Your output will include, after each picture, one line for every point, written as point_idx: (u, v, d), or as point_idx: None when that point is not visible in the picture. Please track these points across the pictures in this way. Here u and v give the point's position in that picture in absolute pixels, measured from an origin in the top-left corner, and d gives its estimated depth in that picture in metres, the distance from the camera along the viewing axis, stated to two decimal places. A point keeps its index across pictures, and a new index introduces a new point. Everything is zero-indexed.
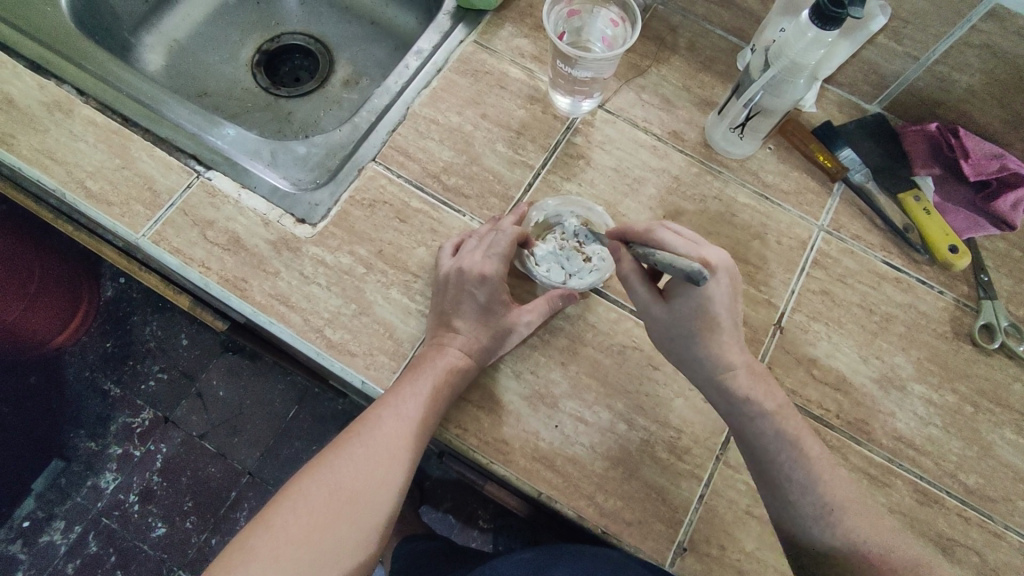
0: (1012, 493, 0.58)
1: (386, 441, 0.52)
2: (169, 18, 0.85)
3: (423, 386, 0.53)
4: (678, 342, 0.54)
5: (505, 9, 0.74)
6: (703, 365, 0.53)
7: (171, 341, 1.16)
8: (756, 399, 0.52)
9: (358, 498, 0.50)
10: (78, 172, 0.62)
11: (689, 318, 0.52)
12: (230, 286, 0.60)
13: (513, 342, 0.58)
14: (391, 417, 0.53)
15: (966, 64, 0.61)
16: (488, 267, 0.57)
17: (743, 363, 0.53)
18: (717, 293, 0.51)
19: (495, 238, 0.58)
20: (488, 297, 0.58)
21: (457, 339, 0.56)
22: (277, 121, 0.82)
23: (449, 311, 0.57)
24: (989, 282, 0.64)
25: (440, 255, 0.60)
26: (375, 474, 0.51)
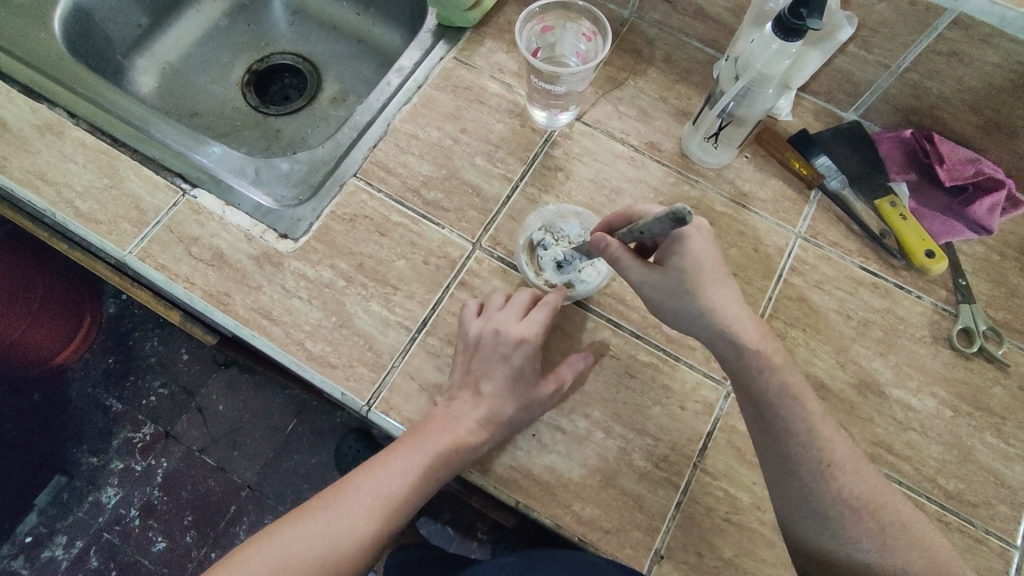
0: (993, 498, 0.58)
1: (356, 515, 0.51)
2: (162, 42, 0.87)
3: (414, 460, 0.53)
4: (682, 304, 0.51)
5: (484, 26, 0.76)
6: (708, 327, 0.51)
7: (171, 356, 1.18)
8: (766, 354, 0.51)
9: (307, 570, 0.48)
10: (68, 193, 0.64)
11: (685, 277, 0.50)
12: (214, 301, 0.61)
13: (540, 411, 0.57)
14: (370, 491, 0.52)
15: (936, 71, 0.62)
16: (525, 331, 0.57)
17: (751, 317, 0.51)
18: (706, 249, 0.50)
19: (535, 309, 0.58)
20: (527, 365, 0.57)
21: (479, 407, 0.55)
22: (266, 139, 0.84)
23: (478, 373, 0.57)
24: (967, 286, 0.65)
25: (465, 313, 0.59)
26: (336, 547, 0.50)
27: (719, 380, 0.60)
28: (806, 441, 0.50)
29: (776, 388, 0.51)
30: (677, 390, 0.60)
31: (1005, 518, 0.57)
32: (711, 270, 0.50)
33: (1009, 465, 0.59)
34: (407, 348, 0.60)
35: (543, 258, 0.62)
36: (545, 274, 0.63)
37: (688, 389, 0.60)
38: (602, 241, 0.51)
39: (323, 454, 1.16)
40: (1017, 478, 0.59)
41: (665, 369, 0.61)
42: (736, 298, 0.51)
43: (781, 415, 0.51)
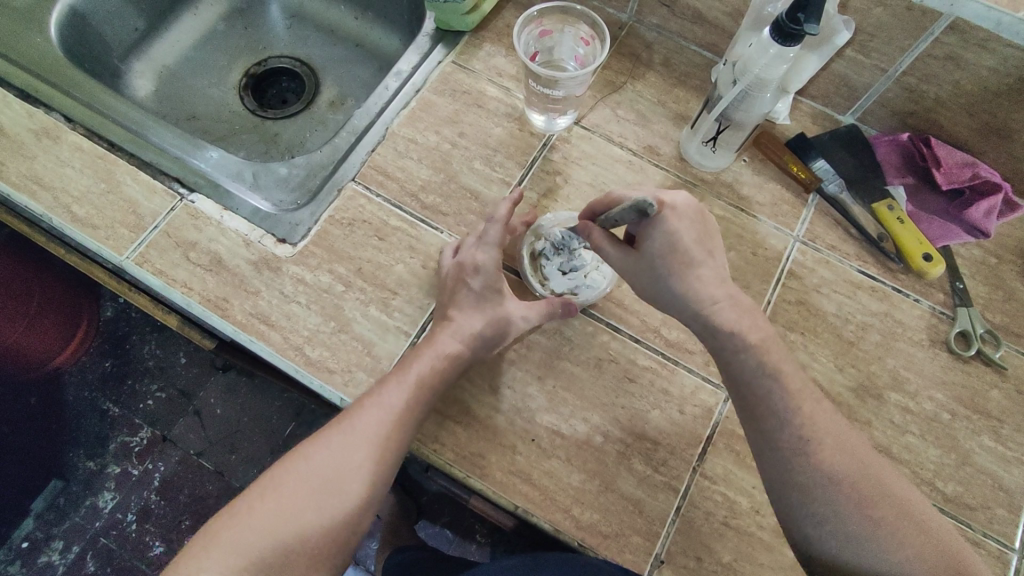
0: (991, 501, 0.58)
1: (363, 432, 0.53)
2: (159, 46, 0.87)
3: (404, 380, 0.54)
4: (661, 284, 0.52)
5: (482, 29, 0.76)
6: (686, 308, 0.51)
7: (169, 360, 1.18)
8: (745, 336, 0.51)
9: (320, 490, 0.51)
10: (65, 198, 0.64)
11: (661, 258, 0.51)
12: (212, 306, 0.61)
13: (512, 329, 0.59)
14: (371, 408, 0.53)
15: (933, 75, 0.62)
16: (480, 255, 0.60)
17: (729, 298, 0.51)
18: (682, 230, 0.51)
19: (486, 230, 0.61)
20: (483, 284, 0.59)
21: (451, 325, 0.57)
22: (264, 142, 0.84)
23: (447, 302, 0.59)
24: (964, 289, 0.65)
25: (441, 257, 0.62)
26: (350, 461, 0.52)
27: (718, 385, 0.60)
28: (810, 433, 0.50)
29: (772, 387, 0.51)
30: (676, 395, 0.60)
31: (1003, 521, 0.58)
32: (686, 252, 0.51)
33: (1006, 468, 0.59)
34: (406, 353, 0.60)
35: (547, 268, 0.63)
36: (551, 283, 0.63)
37: (687, 393, 0.60)
38: (587, 227, 0.55)
39: None
40: (1015, 480, 0.59)
41: (663, 373, 0.61)
42: (718, 280, 0.52)
43: (777, 415, 0.51)
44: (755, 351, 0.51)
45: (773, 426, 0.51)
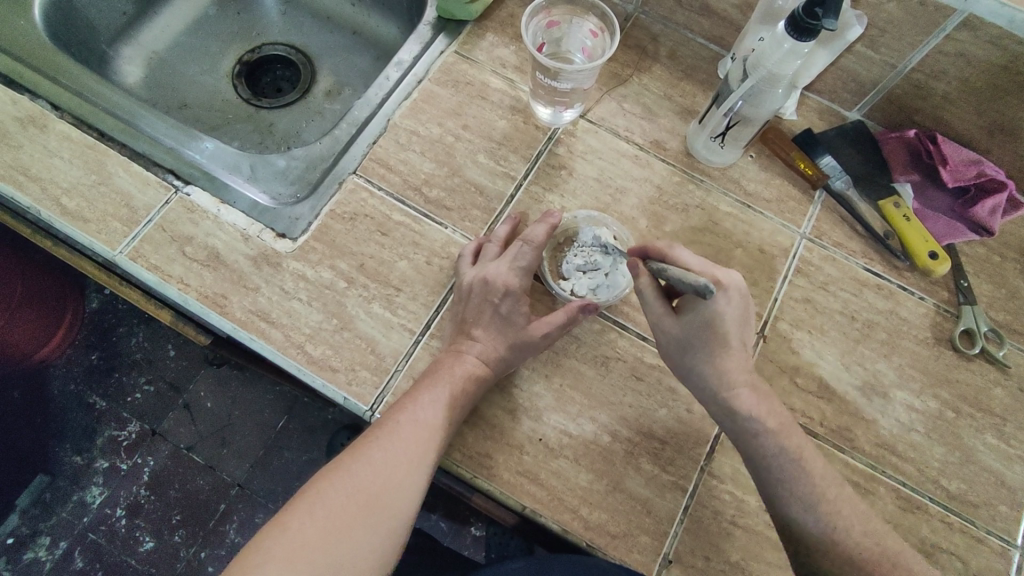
0: (994, 498, 0.58)
1: (406, 446, 0.51)
2: (148, 30, 0.84)
3: (439, 392, 0.53)
4: (689, 354, 0.53)
5: (485, 19, 0.74)
6: (706, 379, 0.53)
7: (157, 352, 1.15)
8: (759, 416, 0.51)
9: (365, 509, 0.48)
10: (53, 190, 0.61)
11: (699, 330, 0.52)
12: (209, 303, 0.59)
13: (530, 355, 0.58)
14: (409, 422, 0.51)
15: (943, 72, 0.62)
16: (512, 279, 0.59)
17: (747, 383, 0.52)
18: (726, 312, 0.52)
19: (519, 250, 0.60)
20: (509, 308, 0.59)
21: (475, 347, 0.57)
22: (259, 133, 0.82)
23: (470, 319, 0.58)
24: (969, 287, 0.65)
25: (461, 263, 0.60)
26: (395, 476, 0.50)
27: None
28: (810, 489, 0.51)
29: (762, 430, 0.51)
30: (684, 393, 0.59)
31: (1005, 518, 0.58)
32: (725, 333, 0.52)
33: (1009, 466, 0.60)
34: (411, 351, 0.59)
35: (566, 267, 0.62)
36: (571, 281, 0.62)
37: None
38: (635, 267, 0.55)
39: (317, 450, 1.14)
40: (1017, 478, 0.59)
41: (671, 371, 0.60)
42: (740, 363, 0.53)
43: (778, 471, 0.51)
44: (756, 415, 0.52)
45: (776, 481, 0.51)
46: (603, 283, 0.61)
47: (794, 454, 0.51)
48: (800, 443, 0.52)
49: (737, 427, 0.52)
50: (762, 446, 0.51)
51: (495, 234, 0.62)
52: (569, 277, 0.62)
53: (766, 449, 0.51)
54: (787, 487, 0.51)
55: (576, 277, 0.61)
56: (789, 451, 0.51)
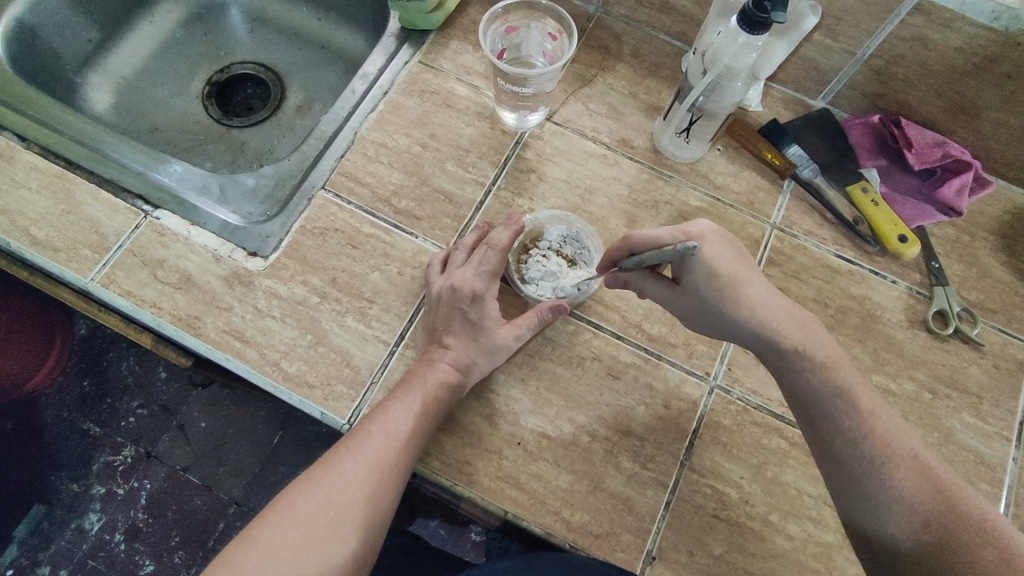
0: (974, 477, 0.59)
1: (378, 456, 0.51)
2: (115, 56, 0.84)
3: (410, 402, 0.53)
4: (719, 323, 0.52)
5: (448, 27, 0.74)
6: (749, 331, 0.51)
7: (149, 375, 1.15)
8: (806, 349, 0.50)
9: (336, 521, 0.48)
10: (22, 221, 0.61)
11: (706, 290, 0.51)
12: (183, 325, 0.59)
13: (502, 358, 0.58)
14: (381, 431, 0.52)
15: (901, 57, 0.62)
16: (479, 283, 0.58)
17: (785, 313, 0.51)
18: (720, 258, 0.50)
19: (485, 255, 0.60)
20: (479, 313, 0.58)
21: (447, 354, 0.56)
22: (231, 152, 0.82)
23: (440, 328, 0.58)
24: (940, 268, 0.65)
25: (429, 273, 0.60)
26: (368, 487, 0.50)
27: (702, 376, 0.60)
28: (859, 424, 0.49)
29: (812, 368, 0.50)
30: (662, 390, 0.60)
31: (986, 495, 0.58)
32: (732, 278, 0.50)
33: (988, 444, 0.60)
34: (386, 362, 0.59)
35: (532, 271, 0.62)
36: (539, 285, 0.61)
37: (672, 387, 0.60)
38: (617, 277, 0.55)
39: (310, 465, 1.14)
40: (996, 456, 0.60)
41: (648, 368, 0.60)
42: (769, 300, 0.51)
43: (825, 411, 0.50)
44: (804, 348, 0.50)
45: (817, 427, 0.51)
46: (567, 285, 0.61)
47: (844, 392, 0.50)
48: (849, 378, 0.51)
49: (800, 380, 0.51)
50: (813, 391, 0.50)
51: (462, 241, 0.62)
52: (536, 280, 0.62)
53: (814, 389, 0.50)
54: (835, 425, 0.50)
55: (540, 279, 0.62)
56: (837, 388, 0.50)
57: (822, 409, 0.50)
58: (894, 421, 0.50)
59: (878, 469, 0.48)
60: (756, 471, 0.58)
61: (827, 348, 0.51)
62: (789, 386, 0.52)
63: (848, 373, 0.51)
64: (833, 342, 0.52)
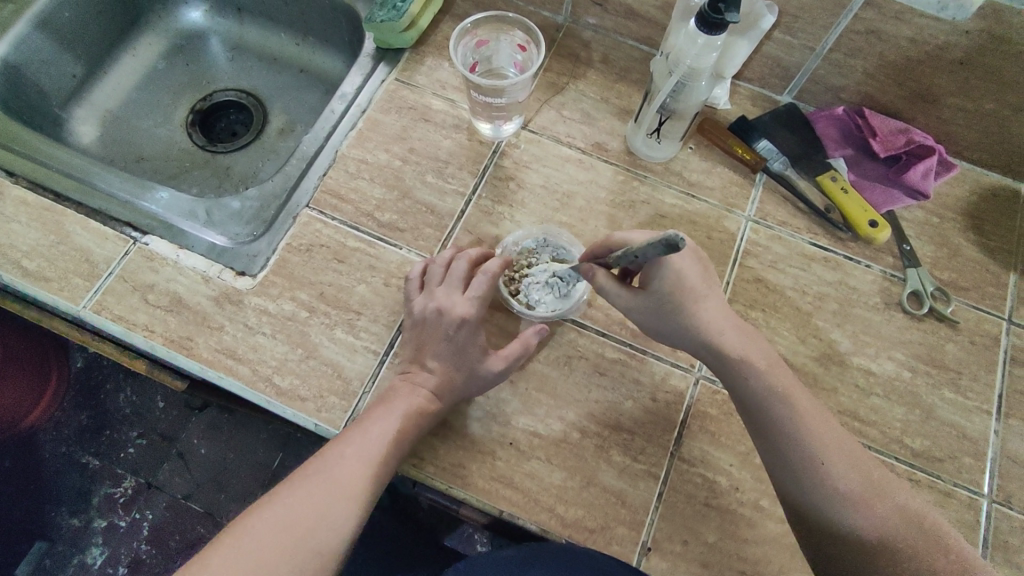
0: (958, 451, 0.60)
1: (349, 472, 0.52)
2: (98, 90, 0.86)
3: (388, 419, 0.54)
4: (668, 326, 0.54)
5: (422, 44, 0.76)
6: (690, 337, 0.54)
7: (146, 405, 1.15)
8: (750, 358, 0.53)
9: (300, 535, 0.49)
10: (14, 254, 0.62)
11: (667, 295, 0.53)
12: (176, 346, 0.60)
13: (483, 388, 0.58)
14: (355, 448, 0.53)
15: (858, 49, 0.65)
16: (467, 309, 0.59)
17: (730, 324, 0.54)
18: (687, 269, 0.53)
19: (474, 280, 0.60)
20: (466, 337, 0.58)
21: (429, 378, 0.57)
22: (217, 177, 0.84)
23: (424, 350, 0.58)
24: (912, 250, 0.67)
25: (410, 292, 0.61)
26: (336, 502, 0.51)
27: (686, 368, 0.61)
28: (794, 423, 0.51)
29: (761, 388, 0.52)
30: (648, 383, 0.61)
31: (971, 469, 0.59)
32: (691, 287, 0.53)
33: (969, 418, 0.61)
34: (376, 371, 0.60)
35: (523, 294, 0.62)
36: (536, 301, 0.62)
37: (658, 380, 0.61)
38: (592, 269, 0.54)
39: None
40: (978, 429, 0.61)
41: (633, 363, 0.62)
42: (717, 313, 0.54)
43: (770, 411, 0.51)
44: (748, 359, 0.53)
45: (770, 422, 0.51)
46: (556, 285, 0.62)
47: (783, 392, 0.51)
48: (786, 382, 0.52)
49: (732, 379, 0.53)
50: (754, 389, 0.52)
51: (442, 256, 0.63)
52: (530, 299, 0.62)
53: (755, 392, 0.52)
54: (776, 424, 0.51)
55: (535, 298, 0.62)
56: (778, 391, 0.51)
57: (769, 434, 0.51)
58: (835, 435, 0.51)
59: (829, 498, 0.49)
60: (745, 457, 0.59)
61: (769, 357, 0.54)
62: (735, 393, 0.53)
63: (787, 379, 0.53)
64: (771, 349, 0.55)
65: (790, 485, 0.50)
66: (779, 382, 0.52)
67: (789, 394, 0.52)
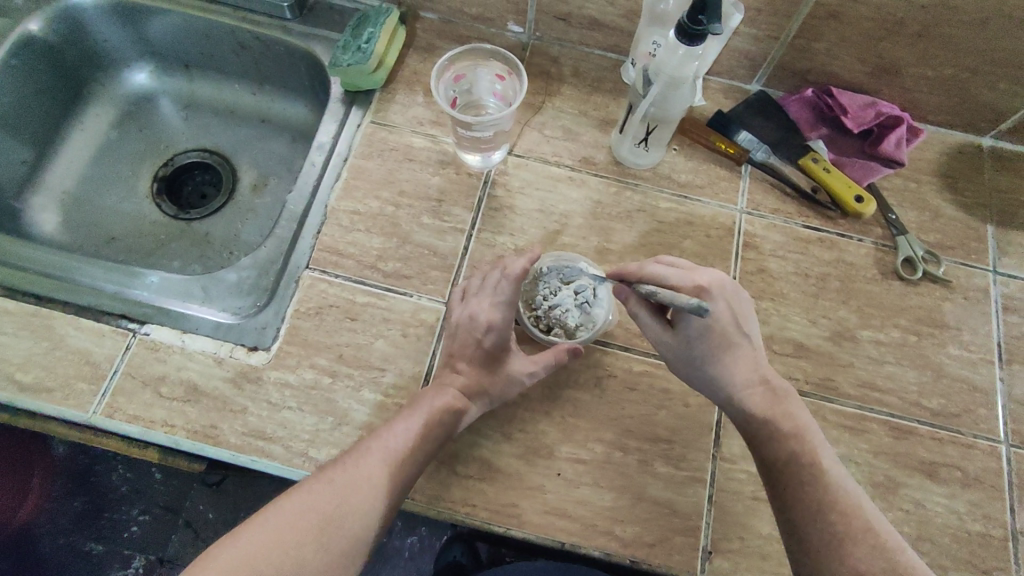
0: (971, 404, 0.63)
1: (370, 470, 0.51)
2: (52, 173, 0.81)
3: (413, 421, 0.54)
4: (691, 370, 0.56)
5: (390, 82, 0.75)
6: (715, 386, 0.55)
7: (142, 479, 1.07)
8: (775, 421, 0.54)
9: (316, 532, 0.48)
10: (7, 368, 0.59)
11: (697, 341, 0.54)
12: (201, 437, 0.58)
13: (512, 391, 0.59)
14: (379, 448, 0.52)
15: (821, 34, 0.67)
16: (494, 315, 0.58)
17: (759, 381, 0.55)
18: (721, 319, 0.54)
19: (499, 284, 0.59)
20: (494, 342, 0.59)
21: (458, 380, 0.57)
22: (196, 246, 0.81)
23: (457, 352, 0.59)
24: (897, 218, 0.70)
25: (452, 303, 0.63)
26: (355, 499, 0.50)
27: None
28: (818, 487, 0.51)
29: (787, 451, 0.53)
30: (678, 390, 0.62)
31: (986, 418, 0.63)
32: (721, 336, 0.54)
33: (975, 370, 0.65)
34: None
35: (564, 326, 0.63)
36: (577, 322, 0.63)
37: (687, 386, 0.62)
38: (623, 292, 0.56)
39: None
40: (985, 379, 0.64)
41: (660, 373, 0.63)
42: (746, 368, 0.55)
43: (790, 471, 0.52)
44: (774, 419, 0.54)
45: (789, 484, 0.52)
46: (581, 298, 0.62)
47: (809, 458, 0.52)
48: (814, 448, 0.53)
49: (758, 432, 0.54)
50: (775, 448, 0.53)
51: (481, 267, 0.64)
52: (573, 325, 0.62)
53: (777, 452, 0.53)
54: (794, 482, 0.51)
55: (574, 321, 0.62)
56: (803, 455, 0.52)
57: (787, 490, 0.52)
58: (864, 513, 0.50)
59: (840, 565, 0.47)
60: None
61: (799, 422, 0.54)
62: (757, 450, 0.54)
63: (820, 446, 0.53)
64: (808, 417, 0.56)
65: (802, 522, 0.50)
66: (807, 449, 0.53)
67: (822, 460, 0.52)
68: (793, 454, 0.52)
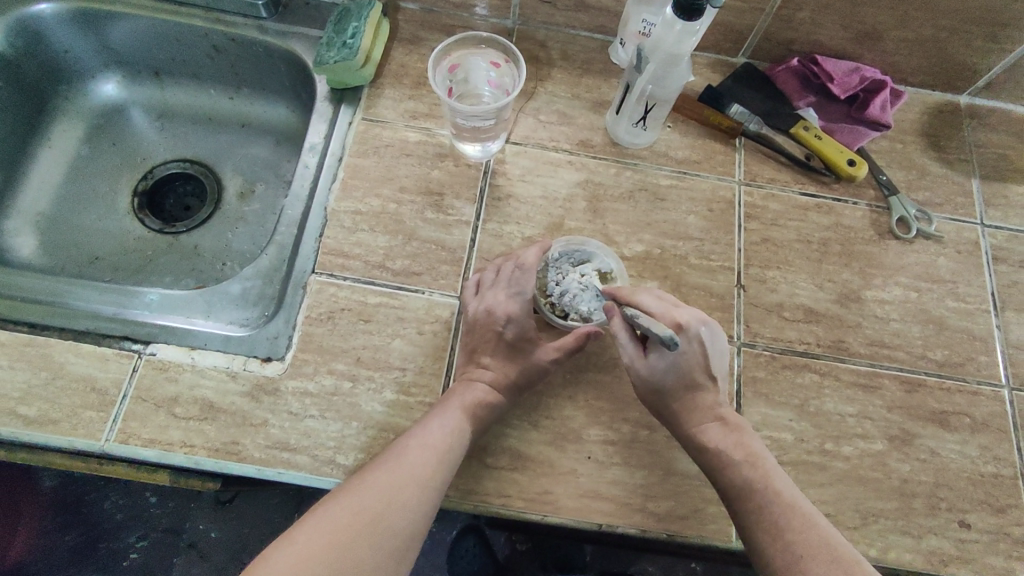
0: (973, 353, 0.66)
1: (413, 466, 0.51)
2: (24, 195, 0.77)
3: (448, 416, 0.54)
4: (656, 400, 0.57)
5: (378, 77, 0.73)
6: (676, 416, 0.57)
7: (138, 504, 1.02)
8: (727, 450, 0.55)
9: (368, 530, 0.48)
10: (7, 403, 0.56)
11: (666, 371, 0.57)
12: (223, 454, 0.56)
13: (539, 379, 0.59)
14: (418, 445, 0.53)
15: (804, 4, 0.68)
16: (512, 306, 0.59)
17: (715, 417, 0.57)
18: (689, 354, 0.57)
19: (516, 276, 0.60)
20: (515, 334, 0.60)
21: (486, 375, 0.58)
22: (186, 259, 0.78)
23: (479, 347, 0.60)
24: (888, 179, 0.72)
25: (465, 294, 0.62)
26: (402, 496, 0.50)
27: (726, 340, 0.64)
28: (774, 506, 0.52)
29: (740, 478, 0.54)
30: None
31: (987, 365, 0.66)
32: (687, 370, 0.57)
33: (973, 320, 0.67)
34: None
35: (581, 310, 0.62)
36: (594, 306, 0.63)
37: None
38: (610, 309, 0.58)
39: None
40: (983, 328, 0.67)
41: None
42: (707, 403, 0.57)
43: (743, 496, 0.53)
44: (725, 450, 0.55)
45: (746, 508, 0.53)
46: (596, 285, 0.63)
47: (760, 482, 0.53)
48: (767, 472, 0.54)
49: (710, 462, 0.56)
50: (730, 476, 0.54)
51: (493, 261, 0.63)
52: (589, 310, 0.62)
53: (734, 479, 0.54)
54: (751, 506, 0.53)
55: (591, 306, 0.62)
56: (752, 481, 0.53)
57: (746, 516, 0.53)
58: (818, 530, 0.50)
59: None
60: (801, 409, 0.62)
61: (752, 452, 0.56)
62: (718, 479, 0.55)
63: (775, 471, 0.54)
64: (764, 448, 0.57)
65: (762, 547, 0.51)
66: (756, 473, 0.54)
67: (772, 482, 0.53)
68: (748, 482, 0.53)
